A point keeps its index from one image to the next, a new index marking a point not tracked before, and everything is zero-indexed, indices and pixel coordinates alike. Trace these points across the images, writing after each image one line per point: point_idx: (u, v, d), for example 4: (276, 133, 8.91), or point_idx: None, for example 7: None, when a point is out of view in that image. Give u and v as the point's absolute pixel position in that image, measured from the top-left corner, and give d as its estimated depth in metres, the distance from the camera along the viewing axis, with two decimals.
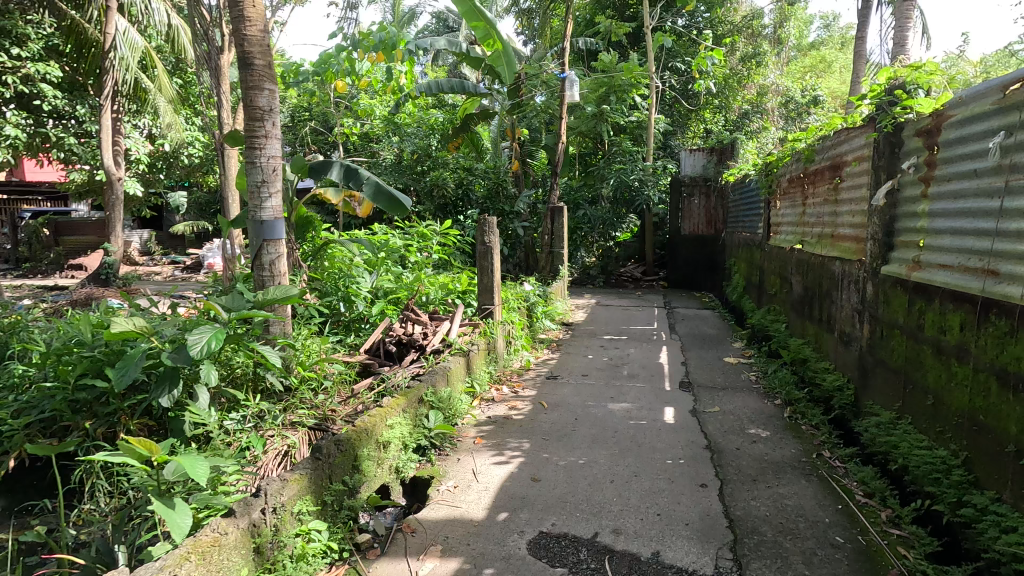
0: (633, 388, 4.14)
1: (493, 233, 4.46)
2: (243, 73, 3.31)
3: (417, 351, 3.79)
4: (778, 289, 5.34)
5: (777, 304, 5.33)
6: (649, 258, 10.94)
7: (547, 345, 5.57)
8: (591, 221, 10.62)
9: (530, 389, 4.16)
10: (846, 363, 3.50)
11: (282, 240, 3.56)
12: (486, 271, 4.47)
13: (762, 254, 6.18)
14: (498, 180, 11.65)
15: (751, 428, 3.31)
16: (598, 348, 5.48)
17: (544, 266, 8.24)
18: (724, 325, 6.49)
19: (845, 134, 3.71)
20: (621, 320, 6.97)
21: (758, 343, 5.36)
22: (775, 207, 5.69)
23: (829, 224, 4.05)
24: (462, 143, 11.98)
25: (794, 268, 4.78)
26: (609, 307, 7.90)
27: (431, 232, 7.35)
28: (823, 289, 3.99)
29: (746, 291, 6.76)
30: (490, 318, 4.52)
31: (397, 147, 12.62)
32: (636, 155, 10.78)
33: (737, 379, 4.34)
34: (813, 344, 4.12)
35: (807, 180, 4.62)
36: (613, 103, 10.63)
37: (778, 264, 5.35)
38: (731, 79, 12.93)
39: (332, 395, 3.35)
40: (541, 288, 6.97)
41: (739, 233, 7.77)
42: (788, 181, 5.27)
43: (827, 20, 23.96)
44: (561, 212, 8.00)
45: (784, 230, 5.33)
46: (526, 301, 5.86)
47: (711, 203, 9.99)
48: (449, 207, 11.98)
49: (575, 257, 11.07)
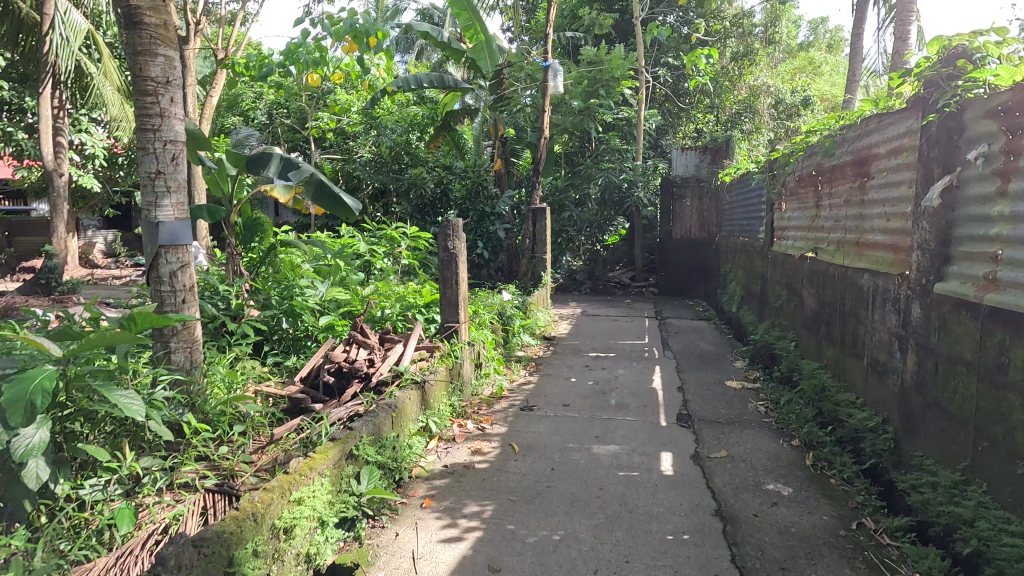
0: (623, 423, 3.48)
1: (458, 238, 3.78)
2: (130, 34, 2.60)
3: (362, 382, 3.10)
4: (786, 303, 4.73)
5: (785, 319, 4.73)
6: (638, 263, 10.34)
7: (525, 365, 4.91)
8: (577, 223, 10.00)
9: (500, 425, 3.48)
10: (881, 400, 2.88)
11: (188, 247, 2.85)
12: (451, 281, 3.79)
13: (764, 262, 5.58)
14: (478, 179, 10.98)
15: (769, 484, 2.66)
16: (583, 369, 4.82)
17: (525, 272, 7.55)
18: (722, 340, 5.88)
19: (877, 122, 3.10)
20: (608, 334, 6.32)
21: (763, 363, 4.74)
22: (780, 210, 5.10)
23: (854, 228, 3.43)
24: (442, 140, 11.31)
25: (806, 279, 4.17)
26: (596, 318, 7.27)
27: (400, 235, 6.65)
28: (847, 305, 3.37)
29: (747, 302, 6.16)
30: (455, 338, 3.84)
31: (373, 143, 11.91)
32: (625, 153, 10.17)
33: (743, 412, 3.70)
34: (833, 369, 3.50)
35: (822, 178, 4.02)
36: (601, 97, 10.03)
37: (786, 274, 4.75)
38: (723, 77, 12.41)
39: (244, 445, 2.64)
40: (521, 298, 6.31)
41: (736, 237, 7.17)
42: (796, 181, 4.67)
43: (816, 23, 23.55)
44: (544, 214, 7.33)
45: (792, 236, 4.73)
46: (502, 314, 5.19)
47: (704, 205, 9.43)
48: (427, 208, 11.31)
49: (560, 262, 10.45)
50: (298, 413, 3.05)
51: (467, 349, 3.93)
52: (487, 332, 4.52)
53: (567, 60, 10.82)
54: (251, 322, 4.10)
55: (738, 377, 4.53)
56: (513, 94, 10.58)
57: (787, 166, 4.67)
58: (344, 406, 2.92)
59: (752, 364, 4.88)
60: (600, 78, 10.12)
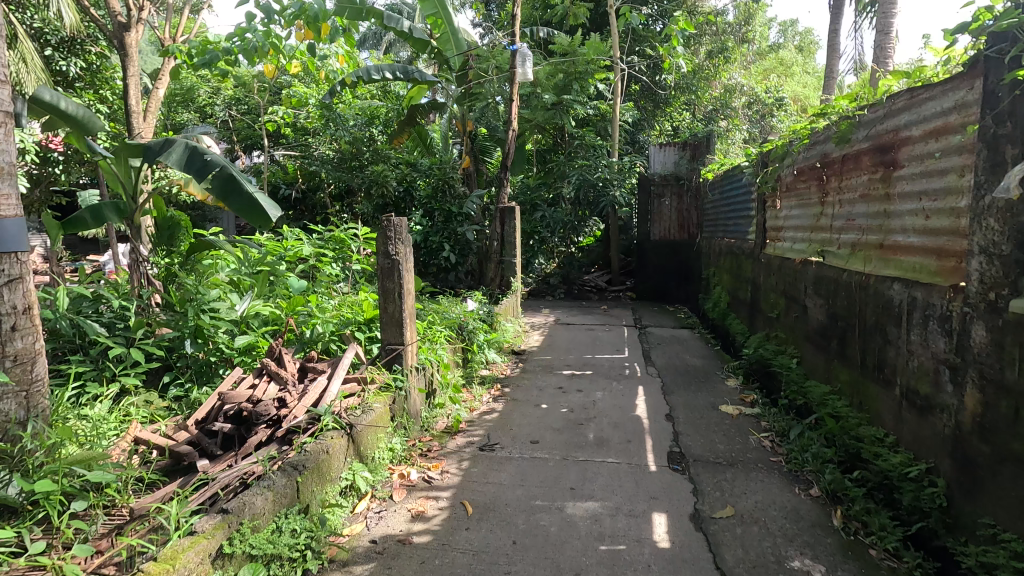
0: (605, 468, 2.85)
1: (401, 241, 3.09)
2: None
3: (272, 426, 2.42)
4: (783, 313, 4.19)
5: (782, 331, 4.19)
6: (614, 266, 9.80)
7: (489, 386, 4.27)
8: (551, 224, 9.38)
9: (454, 473, 2.81)
10: (923, 442, 2.31)
11: (15, 254, 2.08)
12: (395, 293, 3.11)
13: (755, 265, 5.05)
14: (444, 177, 10.17)
15: (794, 561, 2.09)
16: (556, 391, 4.17)
17: (493, 279, 6.88)
18: (709, 353, 5.32)
19: (908, 98, 2.55)
20: (584, 346, 5.70)
21: (759, 383, 4.17)
22: (775, 208, 4.56)
23: (875, 228, 2.88)
24: (407, 137, 10.64)
25: (810, 288, 3.63)
26: (570, 327, 6.67)
27: (351, 238, 5.91)
28: (868, 321, 2.80)
29: (735, 311, 5.62)
30: (399, 363, 3.13)
31: (331, 138, 11.12)
32: (600, 149, 9.64)
33: (745, 447, 3.13)
34: (851, 398, 2.94)
35: (828, 171, 3.50)
36: (574, 91, 9.46)
37: (782, 282, 4.22)
38: (699, 72, 11.95)
39: (86, 529, 1.92)
40: (487, 308, 5.65)
41: (721, 239, 6.64)
42: (794, 175, 4.13)
43: (787, 27, 23.54)
44: (514, 214, 6.67)
45: (790, 237, 4.20)
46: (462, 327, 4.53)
47: (683, 205, 8.95)
48: (390, 208, 10.53)
49: (533, 265, 9.83)
50: (183, 472, 2.33)
51: (416, 375, 3.26)
52: (443, 351, 3.84)
53: (538, 50, 10.18)
54: (149, 345, 3.34)
55: (733, 400, 3.96)
56: (483, 88, 9.93)
57: (784, 158, 4.13)
58: (240, 463, 2.23)
59: (747, 383, 4.31)
60: (574, 70, 9.51)
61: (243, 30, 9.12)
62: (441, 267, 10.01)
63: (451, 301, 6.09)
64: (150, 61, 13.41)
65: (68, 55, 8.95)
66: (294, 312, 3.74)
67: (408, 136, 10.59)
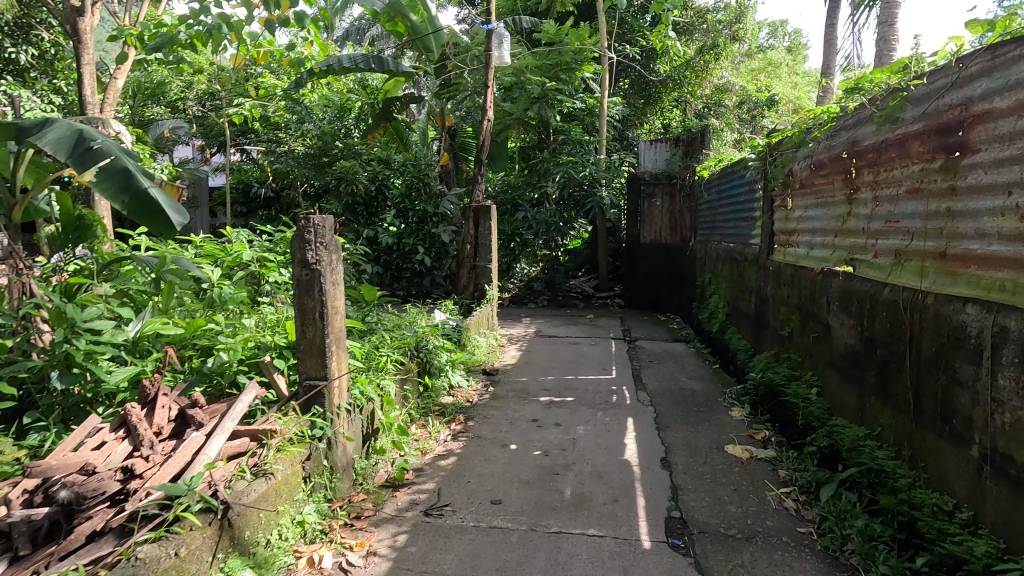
0: (584, 547, 2.17)
1: (324, 247, 2.39)
2: None
3: (112, 508, 1.71)
4: (795, 331, 3.57)
5: (795, 353, 3.55)
6: (601, 270, 9.15)
7: (449, 418, 3.58)
8: (533, 225, 8.78)
9: (385, 555, 2.11)
10: (1023, 531, 1.67)
11: None
12: (315, 313, 2.40)
13: (760, 273, 4.41)
14: (419, 173, 9.44)
15: None
16: (530, 425, 3.48)
17: (466, 287, 6.20)
18: (708, 374, 4.66)
19: (988, 60, 1.93)
20: (565, 364, 5.01)
21: (771, 415, 3.52)
22: (786, 208, 3.92)
23: (931, 232, 2.24)
24: (383, 133, 9.90)
25: (834, 305, 3.00)
26: (551, 340, 6.01)
27: None
28: (925, 354, 2.16)
29: (738, 326, 4.97)
30: (320, 404, 2.43)
31: (301, 133, 10.35)
32: (587, 146, 9.00)
33: (761, 511, 2.47)
34: (899, 451, 2.30)
35: (859, 163, 2.87)
36: (560, 83, 8.80)
37: (795, 296, 3.59)
38: (691, 67, 11.33)
39: None
40: (455, 321, 4.93)
41: (720, 244, 6.00)
42: (811, 169, 3.51)
43: (778, 28, 23.32)
44: (491, 214, 5.96)
45: (806, 242, 3.57)
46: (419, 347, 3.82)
47: (675, 206, 8.31)
48: (361, 207, 9.71)
49: (514, 270, 9.14)
50: None
51: (345, 417, 2.56)
52: (390, 381, 3.14)
53: (521, 38, 9.48)
54: (3, 379, 2.61)
55: (741, 437, 3.30)
56: (462, 80, 9.21)
57: (802, 147, 3.50)
58: (45, 570, 1.51)
59: (755, 414, 3.67)
60: (559, 60, 8.84)
61: (197, 12, 8.22)
62: (415, 272, 9.26)
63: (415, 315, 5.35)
64: (105, 49, 12.43)
65: (19, 42, 8.02)
66: (204, 333, 3.03)
67: (384, 131, 9.80)
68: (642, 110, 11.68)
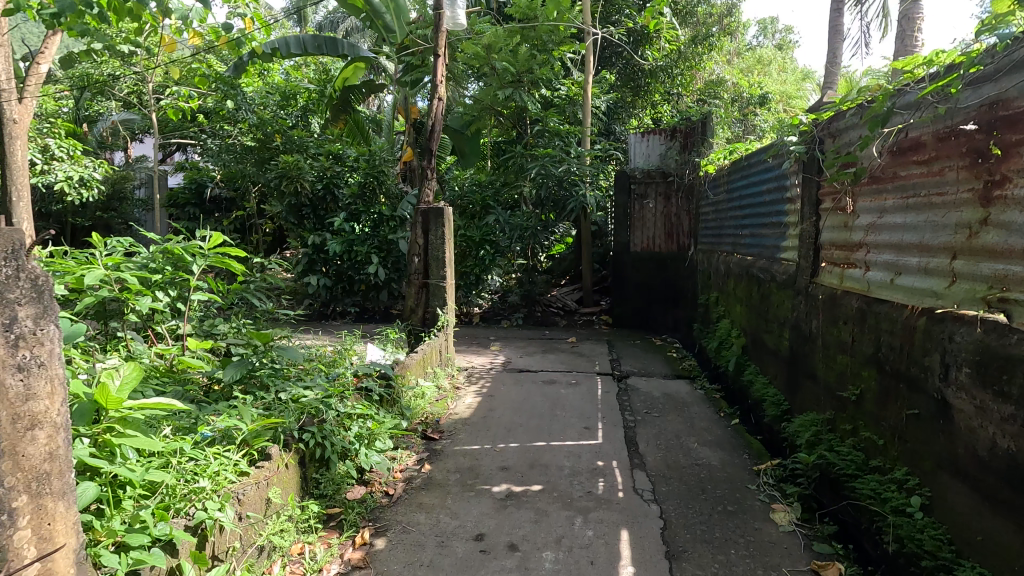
0: None
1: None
2: None
3: None
4: (870, 400, 2.40)
5: (870, 433, 2.38)
6: (586, 281, 8.01)
7: (351, 534, 2.34)
8: (506, 229, 7.58)
9: None
10: None
11: None
12: None
13: (799, 301, 3.23)
14: (374, 169, 8.01)
15: None
16: (469, 549, 2.24)
17: (413, 310, 4.81)
18: (727, 434, 3.47)
19: None
20: (537, 418, 3.76)
21: (850, 531, 2.31)
22: (847, 212, 2.75)
23: None
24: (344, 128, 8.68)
25: (965, 375, 1.82)
26: (522, 378, 4.77)
27: (187, 255, 3.84)
28: None
29: (764, 368, 3.78)
30: None
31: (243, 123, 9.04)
32: (568, 138, 7.84)
33: None
34: None
35: (1012, 137, 1.70)
36: (537, 65, 7.64)
37: (868, 344, 2.42)
38: (684, 57, 10.23)
39: None
40: (388, 364, 3.65)
41: (730, 255, 4.84)
42: (894, 152, 2.33)
43: (766, 27, 22.51)
44: (446, 218, 4.69)
45: (884, 263, 2.40)
46: (304, 423, 2.53)
47: (670, 207, 7.12)
48: (306, 208, 8.20)
49: (487, 281, 7.93)
50: None
51: None
52: (233, 504, 1.89)
53: (492, 15, 8.30)
54: None
55: (801, 574, 2.11)
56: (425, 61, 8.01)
57: (886, 120, 2.32)
58: None
59: (811, 520, 2.49)
60: (536, 39, 7.69)
61: None
62: (370, 284, 7.96)
63: (337, 359, 4.01)
64: (72, 46, 11.94)
65: None
66: None
67: (344, 126, 8.51)
68: (630, 103, 10.53)
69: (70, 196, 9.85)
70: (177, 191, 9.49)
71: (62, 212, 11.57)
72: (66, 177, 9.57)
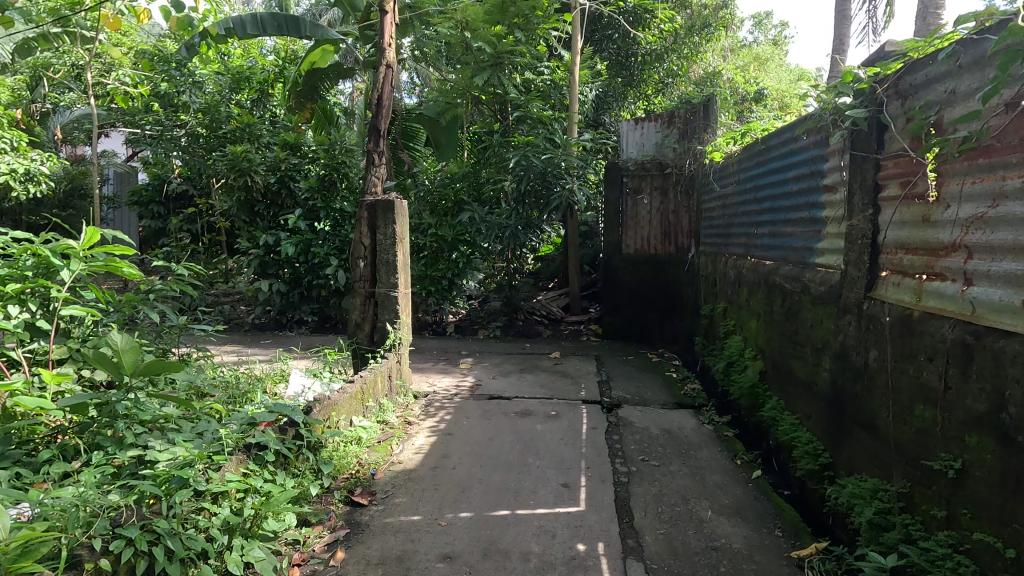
0: None
1: None
2: None
3: None
4: (984, 483, 1.59)
5: (987, 533, 1.57)
6: (573, 286, 7.20)
7: None
8: (484, 229, 6.74)
9: None
10: None
11: None
12: None
13: (847, 321, 2.42)
14: (334, 161, 7.08)
15: None
16: None
17: (359, 325, 3.96)
18: (749, 496, 2.65)
19: None
20: (502, 468, 2.92)
21: None
22: (931, 200, 1.93)
23: None
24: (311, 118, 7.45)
25: None
26: (491, 407, 3.93)
27: (54, 259, 2.98)
28: None
29: (793, 405, 2.97)
30: None
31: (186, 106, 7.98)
32: (553, 127, 7.03)
33: None
34: None
35: None
36: (518, 42, 6.78)
37: (979, 398, 1.61)
38: (680, 42, 9.44)
39: None
40: (307, 402, 2.80)
41: (742, 259, 4.04)
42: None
43: (762, 20, 21.78)
44: (397, 211, 3.84)
45: (1004, 275, 1.59)
46: (128, 521, 1.69)
47: (667, 202, 6.30)
48: (259, 204, 7.36)
49: (463, 286, 7.08)
50: None
51: None
52: None
53: None
54: None
55: None
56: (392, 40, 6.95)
57: (1016, 55, 1.50)
58: None
59: None
60: (518, 15, 6.87)
61: None
62: (330, 289, 7.12)
63: (246, 397, 3.12)
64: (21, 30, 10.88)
65: None
66: None
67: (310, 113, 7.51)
68: (623, 93, 9.73)
69: (13, 191, 8.67)
70: (138, 189, 8.37)
71: (13, 211, 10.54)
72: (9, 172, 8.46)
